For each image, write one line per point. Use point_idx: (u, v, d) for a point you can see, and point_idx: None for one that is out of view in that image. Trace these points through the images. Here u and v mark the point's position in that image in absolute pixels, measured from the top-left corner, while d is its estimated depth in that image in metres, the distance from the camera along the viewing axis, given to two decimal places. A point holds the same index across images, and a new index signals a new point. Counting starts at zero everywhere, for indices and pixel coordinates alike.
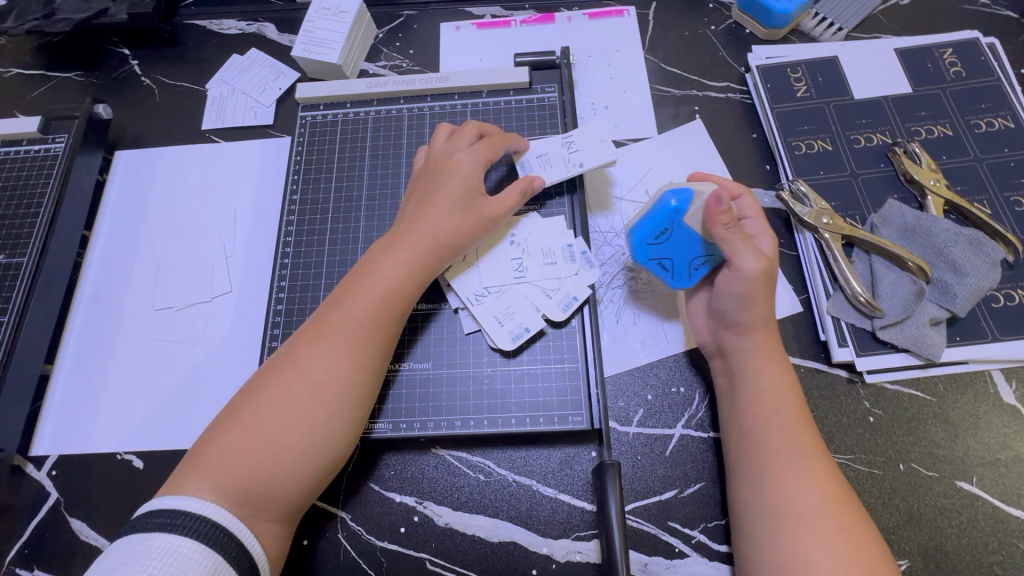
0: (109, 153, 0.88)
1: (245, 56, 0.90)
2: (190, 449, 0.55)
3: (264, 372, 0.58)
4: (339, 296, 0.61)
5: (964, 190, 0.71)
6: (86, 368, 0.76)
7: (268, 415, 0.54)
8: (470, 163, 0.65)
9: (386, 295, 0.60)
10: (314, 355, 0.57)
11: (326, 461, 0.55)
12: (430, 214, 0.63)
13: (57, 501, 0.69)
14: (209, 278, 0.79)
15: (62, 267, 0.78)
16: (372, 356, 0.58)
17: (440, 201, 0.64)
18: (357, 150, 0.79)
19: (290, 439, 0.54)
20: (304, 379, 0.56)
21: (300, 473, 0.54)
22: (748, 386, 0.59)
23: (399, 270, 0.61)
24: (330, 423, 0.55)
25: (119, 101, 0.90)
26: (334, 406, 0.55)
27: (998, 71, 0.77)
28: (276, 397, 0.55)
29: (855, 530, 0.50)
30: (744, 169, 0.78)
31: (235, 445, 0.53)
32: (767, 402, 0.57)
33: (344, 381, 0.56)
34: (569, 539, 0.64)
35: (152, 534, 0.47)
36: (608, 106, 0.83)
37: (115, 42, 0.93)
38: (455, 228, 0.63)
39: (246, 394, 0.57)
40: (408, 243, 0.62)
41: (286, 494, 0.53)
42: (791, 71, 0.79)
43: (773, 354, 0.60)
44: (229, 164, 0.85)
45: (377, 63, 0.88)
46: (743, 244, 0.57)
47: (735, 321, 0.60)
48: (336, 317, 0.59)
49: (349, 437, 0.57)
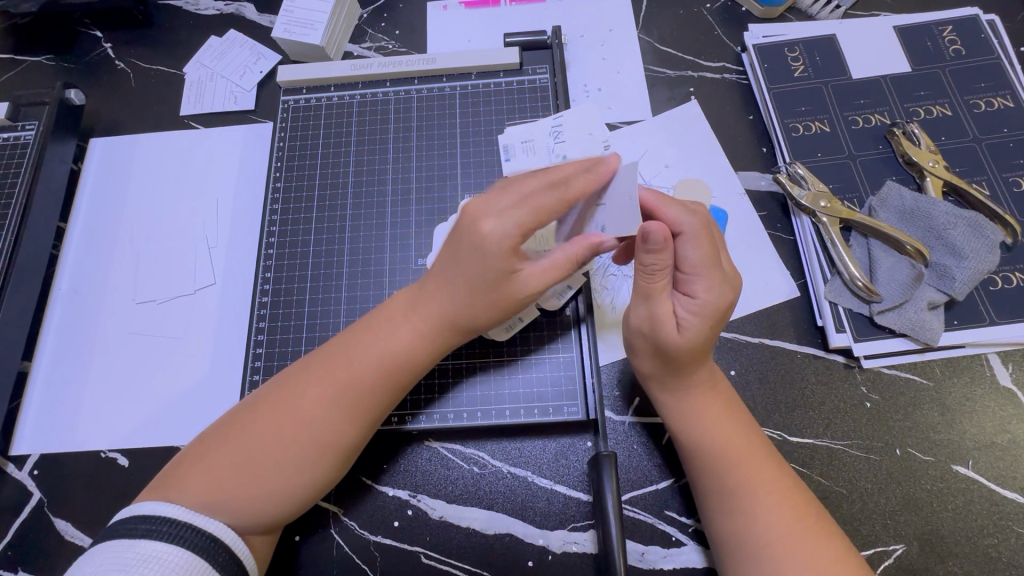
0: (84, 140, 0.84)
1: (224, 38, 0.87)
2: (172, 464, 0.54)
3: (261, 399, 0.55)
4: (345, 338, 0.57)
5: (962, 171, 0.70)
6: (67, 365, 0.74)
7: (259, 458, 0.52)
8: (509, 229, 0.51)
9: (390, 350, 0.56)
10: (314, 404, 0.54)
11: (304, 502, 0.54)
12: (450, 292, 0.55)
13: (40, 500, 0.67)
14: (192, 269, 0.77)
15: (36, 261, 0.75)
16: (371, 414, 0.55)
17: (466, 280, 0.54)
18: (343, 136, 0.76)
19: (279, 481, 0.52)
20: (300, 422, 0.53)
21: (285, 512, 0.53)
22: (694, 424, 0.57)
23: (410, 323, 0.57)
24: (317, 480, 0.54)
25: (93, 85, 0.86)
26: (326, 463, 0.53)
27: (999, 49, 0.75)
28: (269, 440, 0.52)
29: (822, 548, 0.50)
30: (741, 151, 0.76)
31: (221, 478, 0.51)
32: (717, 442, 0.56)
33: (343, 438, 0.54)
34: (566, 530, 0.63)
35: (137, 541, 0.46)
36: (602, 88, 0.81)
37: (86, 24, 0.89)
38: (474, 311, 0.55)
39: (239, 417, 0.54)
40: (426, 313, 0.56)
41: (268, 523, 0.52)
42: (788, 50, 0.77)
43: (713, 393, 0.58)
44: (211, 151, 0.83)
45: (361, 45, 0.85)
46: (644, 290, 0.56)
47: (670, 382, 0.58)
48: (340, 364, 0.55)
49: (336, 476, 0.55)
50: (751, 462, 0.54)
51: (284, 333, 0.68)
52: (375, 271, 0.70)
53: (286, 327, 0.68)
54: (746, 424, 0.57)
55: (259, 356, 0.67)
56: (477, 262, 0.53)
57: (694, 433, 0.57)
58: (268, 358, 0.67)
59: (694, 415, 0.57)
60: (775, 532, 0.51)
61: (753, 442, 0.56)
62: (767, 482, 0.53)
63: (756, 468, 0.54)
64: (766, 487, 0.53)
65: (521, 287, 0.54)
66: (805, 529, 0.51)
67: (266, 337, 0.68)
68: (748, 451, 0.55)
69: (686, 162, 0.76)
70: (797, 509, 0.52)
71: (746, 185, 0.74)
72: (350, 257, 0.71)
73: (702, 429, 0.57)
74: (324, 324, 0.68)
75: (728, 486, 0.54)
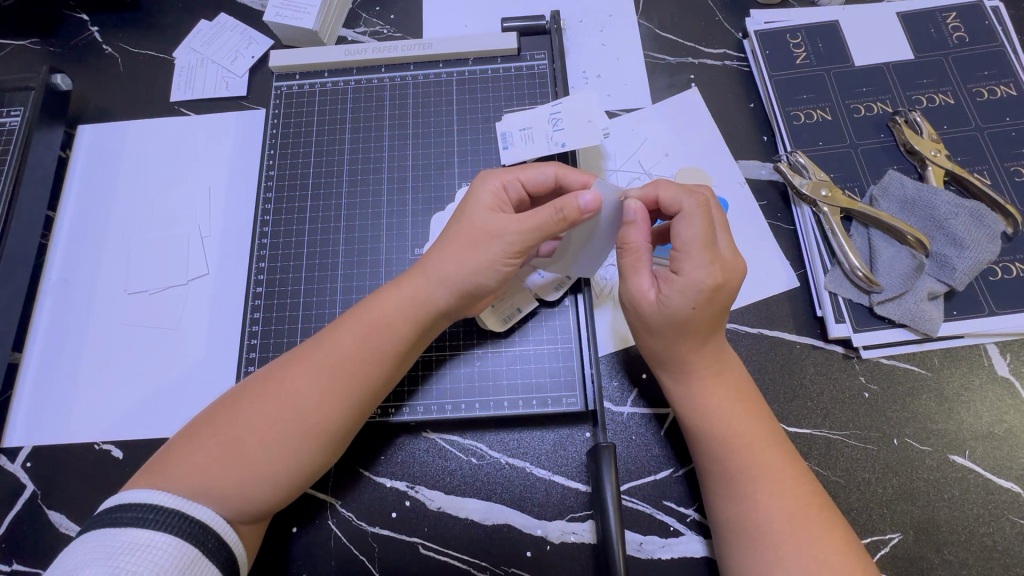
0: (72, 128, 0.82)
1: (215, 23, 0.85)
2: (160, 450, 0.53)
3: (252, 382, 0.55)
4: (335, 324, 0.57)
5: (964, 160, 0.69)
6: (58, 356, 0.73)
7: (243, 438, 0.52)
8: (488, 185, 0.58)
9: (378, 333, 0.56)
10: (302, 387, 0.53)
11: (289, 491, 0.53)
12: (438, 254, 0.57)
13: (34, 491, 0.67)
14: (184, 259, 0.75)
15: (24, 250, 0.74)
16: (358, 400, 0.54)
17: (450, 234, 0.58)
18: (337, 124, 0.75)
19: (265, 466, 0.51)
20: (288, 407, 0.53)
21: (273, 498, 0.52)
22: (704, 411, 0.56)
23: (396, 299, 0.57)
24: (302, 466, 0.53)
25: (80, 70, 0.84)
26: (310, 449, 0.53)
27: (1002, 36, 0.74)
28: (254, 422, 0.52)
29: (824, 540, 0.50)
30: (741, 140, 0.75)
31: (204, 459, 0.51)
32: (727, 430, 0.55)
33: (328, 425, 0.53)
34: (564, 520, 0.63)
35: (123, 528, 0.45)
36: (601, 74, 0.80)
37: (72, 7, 0.86)
38: (456, 268, 0.56)
39: (229, 400, 0.55)
40: (412, 279, 0.57)
41: (257, 512, 0.52)
42: (790, 36, 0.76)
43: (722, 376, 0.58)
44: (202, 138, 0.81)
45: (355, 29, 0.83)
46: (638, 272, 0.55)
47: (669, 361, 0.58)
48: (329, 348, 0.55)
49: (323, 463, 0.55)
50: (759, 452, 0.54)
51: (278, 325, 0.67)
52: (371, 260, 0.69)
53: (280, 318, 0.68)
54: (757, 414, 0.56)
55: (254, 348, 0.66)
56: (459, 215, 0.58)
57: (700, 421, 0.56)
58: (263, 350, 0.66)
59: (703, 402, 0.57)
60: (777, 524, 0.51)
61: (763, 432, 0.55)
62: (773, 473, 0.53)
63: (765, 459, 0.53)
64: (771, 478, 0.52)
65: (499, 232, 0.55)
66: (809, 521, 0.51)
67: (260, 328, 0.67)
68: (753, 441, 0.54)
69: (685, 151, 0.75)
70: (802, 501, 0.52)
71: (746, 175, 0.74)
72: (345, 247, 0.70)
73: (710, 417, 0.56)
74: (319, 315, 0.68)
75: (735, 476, 0.54)
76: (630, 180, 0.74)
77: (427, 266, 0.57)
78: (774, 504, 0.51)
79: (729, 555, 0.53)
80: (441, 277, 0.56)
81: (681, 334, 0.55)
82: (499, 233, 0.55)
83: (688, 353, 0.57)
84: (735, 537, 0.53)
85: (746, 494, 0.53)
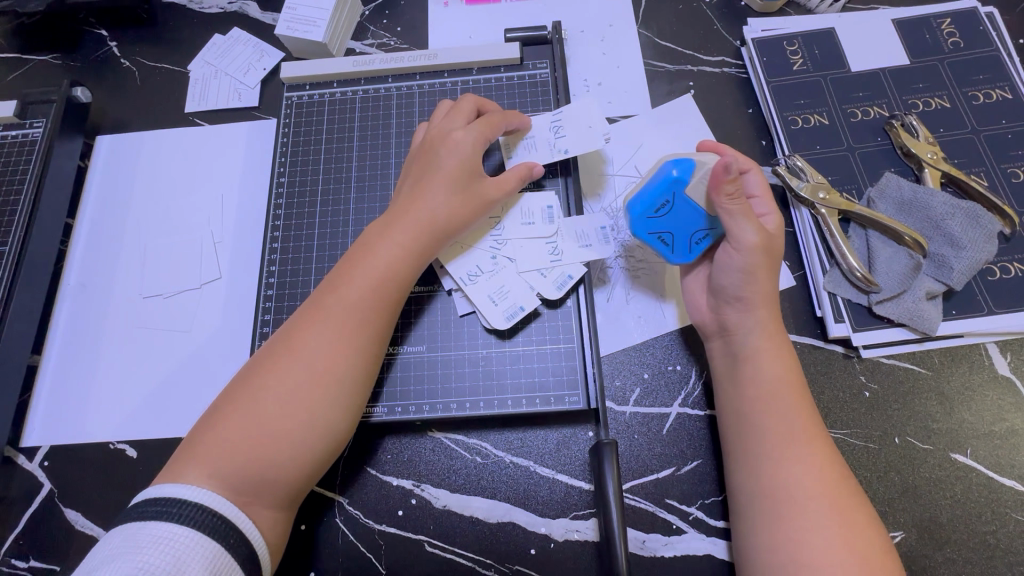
0: (90, 138, 0.85)
1: (227, 36, 0.88)
2: (182, 444, 0.54)
3: (262, 357, 0.57)
4: (334, 281, 0.59)
5: (961, 163, 0.70)
6: (74, 359, 0.75)
7: (259, 411, 0.53)
8: (469, 141, 0.63)
9: (381, 280, 0.59)
10: (312, 341, 0.55)
11: (323, 447, 0.54)
12: (427, 197, 0.61)
13: (51, 490, 0.68)
14: (198, 263, 0.78)
15: (45, 256, 0.77)
16: (370, 339, 0.57)
17: (435, 182, 0.62)
18: (346, 129, 0.77)
19: (295, 424, 0.53)
20: (302, 364, 0.54)
21: (306, 453, 0.53)
22: (745, 376, 0.58)
23: (396, 253, 0.60)
24: (330, 418, 0.54)
25: (98, 84, 0.87)
26: (334, 397, 0.54)
27: (997, 41, 0.75)
28: (274, 386, 0.54)
29: (853, 520, 0.50)
30: (740, 145, 0.77)
31: (233, 433, 0.52)
32: (773, 411, 0.55)
33: (344, 370, 0.55)
34: (568, 518, 0.64)
35: (147, 523, 0.46)
36: (602, 82, 0.81)
37: (92, 23, 0.90)
38: (456, 219, 0.62)
39: (244, 376, 0.56)
40: (404, 227, 0.60)
41: (288, 476, 0.53)
42: (787, 43, 0.78)
43: (777, 336, 0.59)
44: (216, 148, 0.83)
45: (364, 42, 0.86)
46: (744, 218, 0.56)
47: (736, 297, 0.59)
48: (333, 301, 0.57)
49: (351, 419, 0.56)
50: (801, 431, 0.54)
51: None
52: None
53: None
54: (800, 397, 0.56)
55: None
56: (438, 165, 0.63)
57: (757, 396, 0.56)
58: None
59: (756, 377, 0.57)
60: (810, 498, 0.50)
61: (801, 408, 0.55)
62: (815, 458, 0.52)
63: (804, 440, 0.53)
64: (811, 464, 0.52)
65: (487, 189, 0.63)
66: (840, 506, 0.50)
67: (271, 328, 0.69)
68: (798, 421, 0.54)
69: None
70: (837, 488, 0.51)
71: None
72: None
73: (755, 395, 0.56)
74: None
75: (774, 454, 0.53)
76: (628, 184, 0.75)
77: (416, 209, 0.61)
78: (813, 483, 0.51)
79: (751, 535, 0.53)
80: (438, 225, 0.61)
81: (763, 258, 0.57)
82: (492, 197, 0.63)
83: (763, 284, 0.58)
84: (761, 511, 0.52)
85: (781, 460, 0.53)
